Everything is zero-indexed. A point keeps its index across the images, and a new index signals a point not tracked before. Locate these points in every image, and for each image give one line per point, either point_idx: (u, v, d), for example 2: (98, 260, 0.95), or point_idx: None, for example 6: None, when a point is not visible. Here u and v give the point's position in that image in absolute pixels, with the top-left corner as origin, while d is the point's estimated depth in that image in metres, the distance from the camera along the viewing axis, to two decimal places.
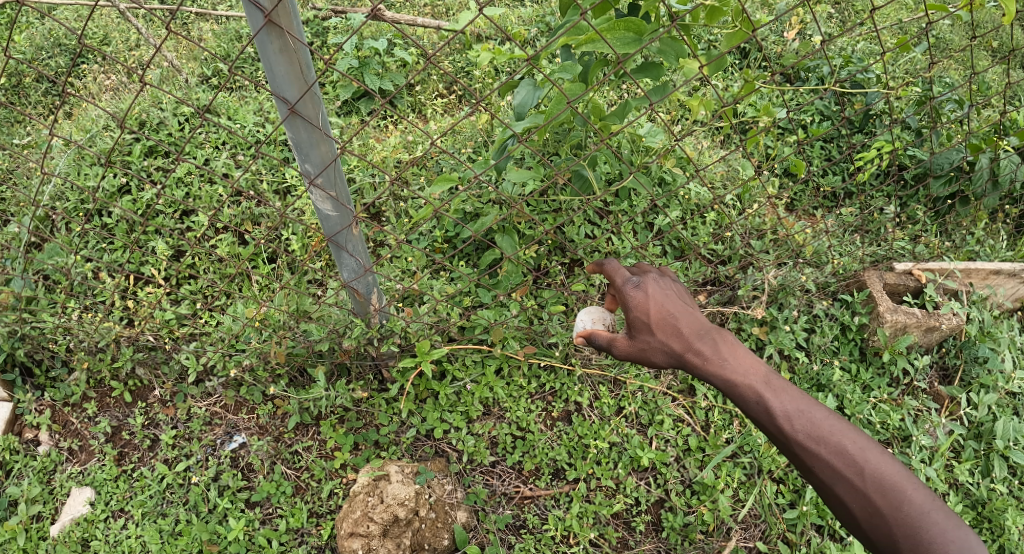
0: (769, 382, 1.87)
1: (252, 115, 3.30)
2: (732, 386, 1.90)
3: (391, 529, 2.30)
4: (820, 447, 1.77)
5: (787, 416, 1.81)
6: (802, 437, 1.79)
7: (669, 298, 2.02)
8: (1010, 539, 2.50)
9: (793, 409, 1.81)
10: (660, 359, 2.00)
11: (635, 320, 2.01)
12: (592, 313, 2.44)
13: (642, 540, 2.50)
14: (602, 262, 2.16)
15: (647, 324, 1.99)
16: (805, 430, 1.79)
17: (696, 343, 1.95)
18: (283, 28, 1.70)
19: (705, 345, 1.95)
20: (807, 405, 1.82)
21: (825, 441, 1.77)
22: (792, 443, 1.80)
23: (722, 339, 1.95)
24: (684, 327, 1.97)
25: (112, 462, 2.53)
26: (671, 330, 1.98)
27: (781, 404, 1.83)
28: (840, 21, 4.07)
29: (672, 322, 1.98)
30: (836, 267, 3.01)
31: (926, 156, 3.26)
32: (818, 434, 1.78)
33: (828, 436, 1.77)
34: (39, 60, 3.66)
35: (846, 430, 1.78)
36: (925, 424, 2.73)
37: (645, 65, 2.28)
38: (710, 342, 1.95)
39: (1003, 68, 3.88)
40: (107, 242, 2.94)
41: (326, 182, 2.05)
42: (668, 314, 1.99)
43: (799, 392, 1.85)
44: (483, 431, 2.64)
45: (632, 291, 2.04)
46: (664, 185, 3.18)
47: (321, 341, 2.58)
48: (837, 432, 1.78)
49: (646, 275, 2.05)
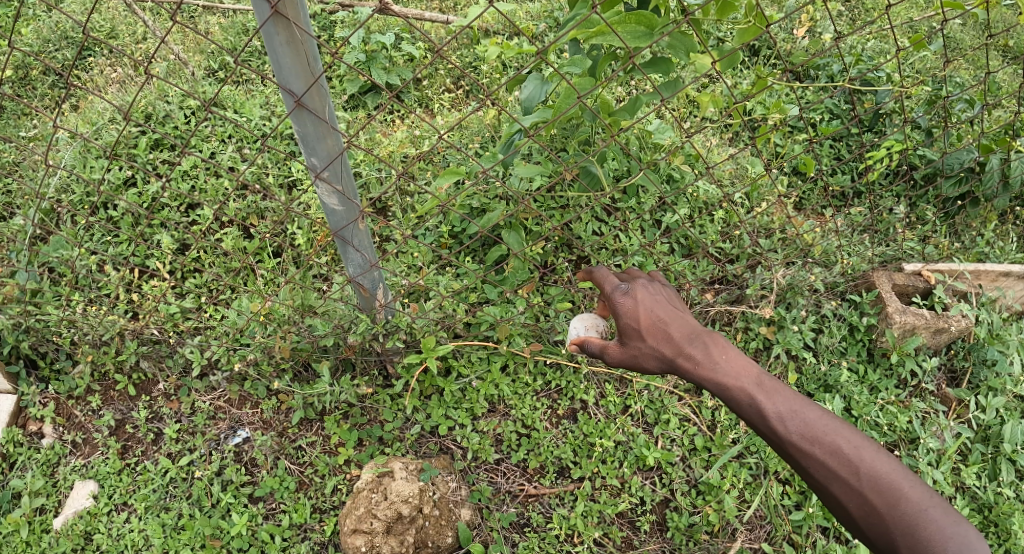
0: (761, 383, 1.85)
1: (258, 109, 3.30)
2: (724, 390, 1.87)
3: (395, 526, 2.28)
4: (814, 447, 1.74)
5: (779, 417, 1.79)
6: (796, 438, 1.76)
7: (658, 303, 2.02)
8: (1016, 544, 2.47)
9: (785, 411, 1.79)
10: (652, 365, 1.99)
11: (625, 326, 2.01)
12: (586, 320, 2.40)
13: (646, 540, 2.49)
14: (593, 270, 2.16)
15: (638, 330, 1.99)
16: (798, 431, 1.76)
17: (688, 347, 1.94)
18: (290, 19, 1.68)
19: (695, 348, 1.93)
20: (800, 405, 1.79)
21: (819, 442, 1.74)
22: (786, 445, 1.77)
23: (714, 341, 1.93)
24: (674, 331, 1.96)
25: (116, 455, 2.53)
26: (662, 335, 1.97)
27: (774, 406, 1.80)
28: (850, 19, 4.04)
29: (663, 327, 1.97)
30: (845, 267, 2.98)
31: (936, 156, 3.22)
32: (812, 434, 1.75)
33: (822, 436, 1.75)
34: (46, 53, 3.64)
35: (840, 429, 1.75)
36: (933, 427, 2.70)
37: (656, 60, 2.25)
38: (700, 345, 1.93)
39: (1014, 68, 3.84)
40: (113, 236, 2.94)
41: (332, 175, 2.04)
42: (658, 319, 1.99)
43: (792, 392, 1.83)
44: (487, 429, 2.62)
45: (621, 297, 2.04)
46: (672, 182, 3.14)
47: (326, 337, 2.57)
48: (831, 431, 1.75)
49: (635, 282, 2.06)
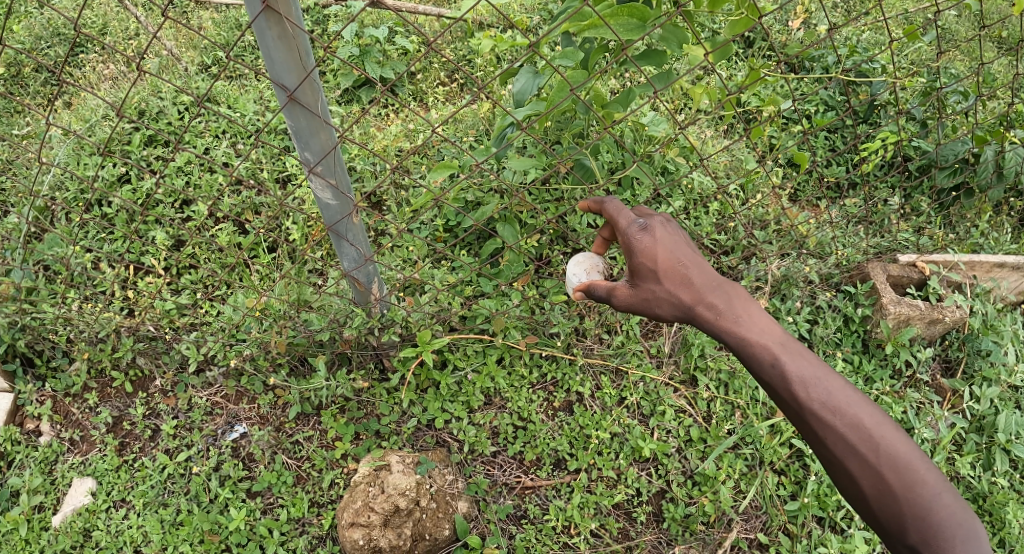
0: (784, 344, 1.84)
1: (252, 104, 3.30)
2: (745, 346, 1.86)
3: (391, 519, 2.29)
4: (834, 417, 1.74)
5: (803, 382, 1.78)
6: (817, 406, 1.76)
7: (678, 246, 1.96)
8: (1010, 533, 2.49)
9: (809, 376, 1.78)
10: (667, 311, 1.96)
11: (641, 266, 1.96)
12: (583, 263, 2.38)
13: (643, 531, 2.49)
14: (605, 202, 2.10)
15: (655, 272, 1.94)
16: (820, 400, 1.76)
17: (708, 297, 1.91)
18: (282, 14, 1.68)
19: (716, 298, 1.91)
20: (824, 373, 1.79)
21: (840, 412, 1.75)
22: (805, 412, 1.77)
23: (736, 295, 1.91)
24: (695, 278, 1.93)
25: (113, 452, 2.53)
26: (680, 281, 1.93)
27: (799, 368, 1.79)
28: (846, 11, 4.04)
29: (682, 271, 1.93)
30: (839, 259, 3.00)
31: (931, 148, 3.27)
32: (833, 404, 1.75)
33: (844, 408, 1.75)
34: (38, 50, 3.64)
35: (862, 403, 1.76)
36: (927, 417, 2.72)
37: (648, 52, 2.23)
38: (723, 296, 1.91)
39: (1009, 60, 3.86)
40: (107, 233, 2.95)
41: (326, 170, 2.04)
42: (678, 263, 1.94)
43: (814, 358, 1.82)
44: (484, 421, 2.63)
45: (639, 233, 1.98)
46: (667, 175, 3.13)
47: (322, 331, 2.60)
48: (852, 403, 1.76)
49: (654, 220, 2.00)
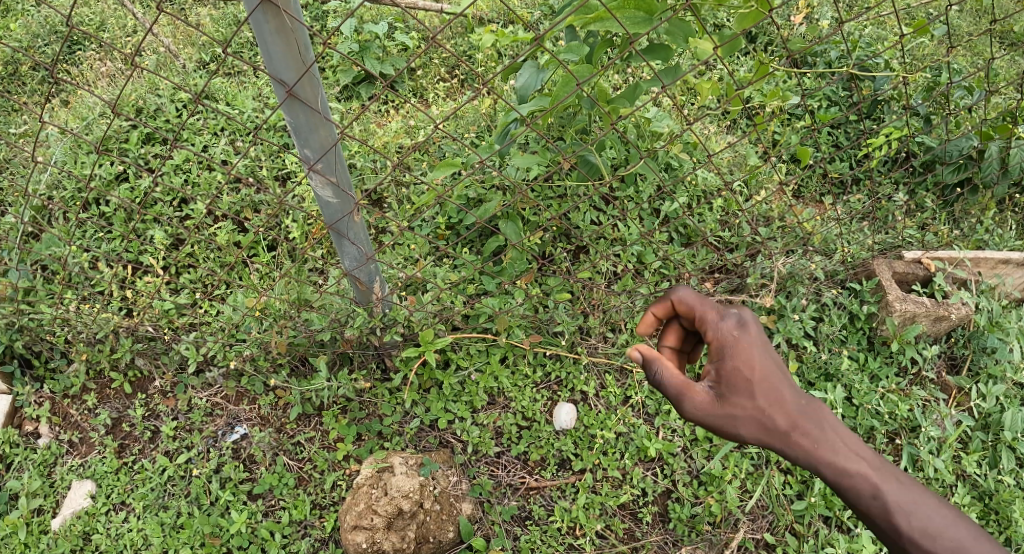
0: (877, 469, 1.79)
1: (251, 101, 3.27)
2: (840, 476, 1.78)
3: (396, 521, 2.26)
4: (928, 542, 1.71)
5: (899, 512, 1.74)
6: (911, 535, 1.72)
7: (769, 359, 1.85)
8: (1017, 532, 2.46)
9: (905, 503, 1.74)
10: (746, 434, 1.82)
11: (732, 388, 1.83)
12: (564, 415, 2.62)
13: (649, 531, 2.46)
14: (689, 303, 1.96)
15: (747, 392, 1.82)
16: (915, 527, 1.72)
17: (801, 428, 1.81)
18: (280, 7, 1.65)
19: (809, 427, 1.81)
20: (917, 496, 1.75)
21: (934, 538, 1.72)
22: (900, 536, 1.72)
23: (826, 411, 1.84)
24: (787, 403, 1.83)
25: (112, 454, 2.50)
26: (774, 405, 1.82)
27: (897, 499, 1.75)
28: (847, 5, 4.01)
29: (774, 393, 1.82)
30: (845, 255, 2.96)
31: (934, 143, 3.24)
32: (927, 531, 1.72)
33: (936, 532, 1.72)
34: (35, 48, 3.61)
35: (949, 516, 1.75)
36: (933, 415, 2.68)
37: (654, 46, 2.20)
38: (814, 424, 1.82)
39: (1011, 55, 3.84)
40: (105, 232, 2.92)
41: (326, 167, 2.01)
42: (769, 379, 1.83)
43: (903, 478, 1.79)
44: (487, 422, 2.60)
45: (734, 340, 1.86)
46: (670, 171, 3.10)
47: (323, 331, 2.56)
48: (943, 521, 1.74)
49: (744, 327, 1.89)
